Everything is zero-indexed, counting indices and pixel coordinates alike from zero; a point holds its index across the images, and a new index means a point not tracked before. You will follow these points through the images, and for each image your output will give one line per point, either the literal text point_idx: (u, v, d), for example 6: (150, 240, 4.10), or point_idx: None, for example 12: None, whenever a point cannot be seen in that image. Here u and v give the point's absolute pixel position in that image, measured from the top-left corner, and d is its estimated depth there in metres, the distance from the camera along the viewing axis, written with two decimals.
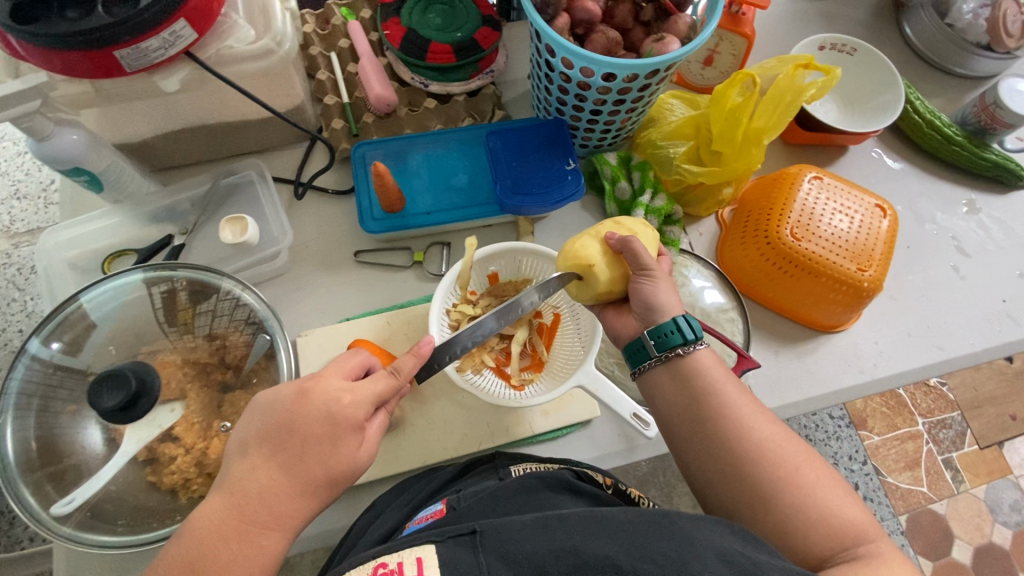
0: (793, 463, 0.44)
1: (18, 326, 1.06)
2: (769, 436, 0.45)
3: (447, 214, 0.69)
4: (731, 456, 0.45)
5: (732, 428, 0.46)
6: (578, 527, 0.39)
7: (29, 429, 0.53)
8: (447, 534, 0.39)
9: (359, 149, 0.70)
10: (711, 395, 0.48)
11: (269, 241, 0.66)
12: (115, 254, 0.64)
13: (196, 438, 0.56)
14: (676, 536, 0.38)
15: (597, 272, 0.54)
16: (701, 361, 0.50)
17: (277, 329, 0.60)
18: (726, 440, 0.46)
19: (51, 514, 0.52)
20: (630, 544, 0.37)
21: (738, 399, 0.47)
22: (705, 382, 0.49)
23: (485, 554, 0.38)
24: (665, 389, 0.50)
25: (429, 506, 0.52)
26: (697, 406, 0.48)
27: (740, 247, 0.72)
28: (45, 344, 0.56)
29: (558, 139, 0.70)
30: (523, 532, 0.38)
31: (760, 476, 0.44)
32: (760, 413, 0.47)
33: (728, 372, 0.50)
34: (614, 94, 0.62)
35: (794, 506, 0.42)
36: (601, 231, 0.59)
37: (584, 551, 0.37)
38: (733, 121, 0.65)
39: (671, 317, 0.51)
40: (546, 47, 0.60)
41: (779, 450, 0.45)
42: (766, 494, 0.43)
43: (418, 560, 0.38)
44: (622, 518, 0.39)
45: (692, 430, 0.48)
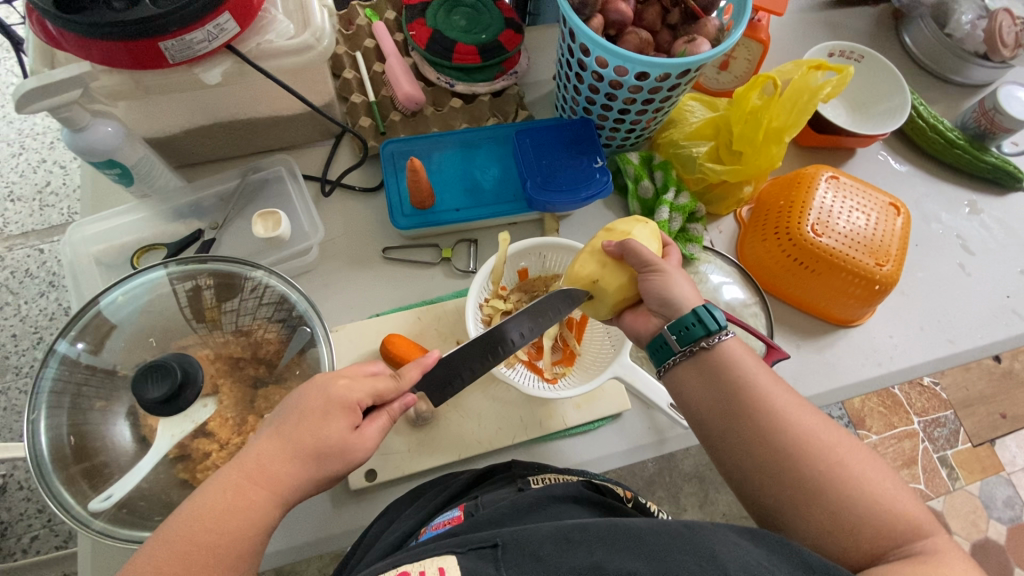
0: (836, 455, 0.43)
1: (12, 330, 1.05)
2: (810, 426, 0.45)
3: (475, 211, 0.70)
4: (770, 449, 0.44)
5: (767, 421, 0.45)
6: (600, 540, 0.39)
7: (62, 425, 0.52)
8: (469, 545, 0.41)
9: (388, 146, 0.71)
10: (744, 384, 0.47)
11: (300, 236, 0.66)
12: (145, 248, 0.63)
13: (231, 434, 0.55)
14: (699, 549, 0.38)
15: (600, 287, 0.55)
16: (730, 351, 0.48)
17: (316, 320, 0.59)
18: (764, 434, 0.45)
19: (91, 511, 0.50)
20: (655, 560, 0.38)
21: (770, 391, 0.46)
22: (740, 373, 0.47)
23: (506, 569, 0.38)
24: (692, 383, 0.49)
25: (446, 512, 0.52)
26: (730, 399, 0.47)
27: (761, 243, 0.74)
28: (73, 343, 0.55)
29: (584, 136, 0.72)
30: (544, 545, 0.39)
31: (804, 469, 0.43)
32: (798, 402, 0.46)
33: (762, 361, 0.49)
34: (644, 93, 0.63)
35: (840, 498, 0.42)
36: (596, 243, 0.58)
37: (608, 567, 0.38)
38: (755, 122, 0.68)
39: (690, 310, 0.49)
40: (579, 47, 0.61)
41: (822, 440, 0.44)
42: (811, 486, 0.42)
43: (440, 570, 0.39)
44: (643, 528, 0.40)
45: (727, 424, 0.47)
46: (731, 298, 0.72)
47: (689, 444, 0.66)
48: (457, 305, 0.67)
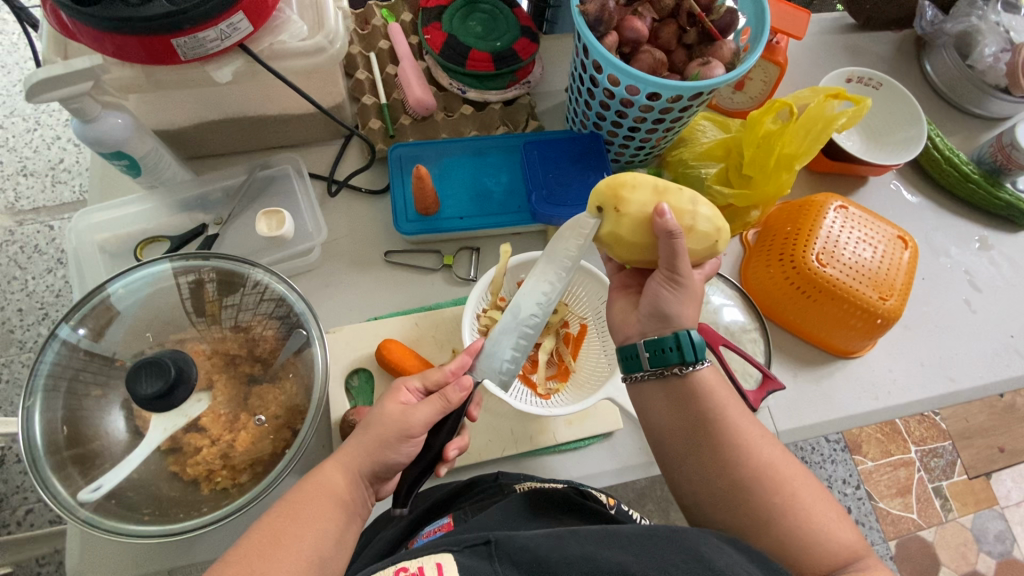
0: (791, 487, 0.45)
1: (18, 304, 1.07)
2: (767, 458, 0.46)
3: (478, 220, 0.70)
4: (727, 481, 0.45)
5: (730, 450, 0.46)
6: (590, 538, 0.40)
7: (57, 412, 0.53)
8: (464, 543, 0.40)
9: (396, 150, 0.71)
10: (713, 417, 0.47)
11: (304, 236, 0.66)
12: (149, 240, 0.63)
13: (223, 430, 0.55)
14: (686, 549, 0.39)
15: (612, 220, 0.51)
16: (705, 381, 0.48)
17: (313, 322, 0.60)
18: (723, 464, 0.46)
19: (80, 501, 0.50)
20: (642, 554, 0.39)
21: (738, 421, 0.47)
22: (707, 403, 0.47)
23: (500, 564, 0.39)
24: (661, 407, 0.49)
25: (436, 521, 0.52)
26: (697, 428, 0.47)
27: (765, 269, 0.73)
28: (74, 329, 0.56)
29: (592, 151, 0.71)
30: (537, 541, 0.40)
31: (757, 500, 0.44)
32: (761, 435, 0.47)
33: (730, 391, 0.49)
34: (655, 113, 0.63)
35: (790, 528, 0.43)
36: (667, 195, 0.50)
37: (598, 558, 0.39)
38: (766, 147, 0.67)
39: (674, 332, 0.49)
40: (592, 64, 0.61)
41: (776, 470, 0.45)
42: (763, 516, 0.44)
43: (438, 564, 0.39)
44: (632, 531, 0.41)
45: (688, 452, 0.47)
46: (727, 321, 0.72)
47: None
48: (455, 313, 0.67)
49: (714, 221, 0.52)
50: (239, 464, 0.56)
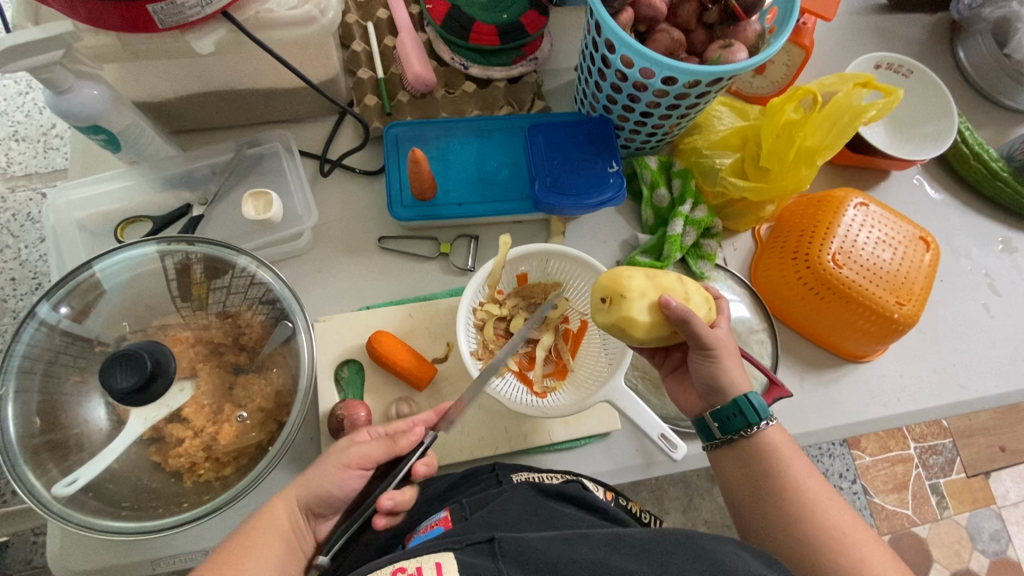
0: (861, 555, 0.45)
1: (11, 274, 1.04)
2: (835, 519, 0.46)
3: (478, 207, 0.66)
4: (795, 539, 0.46)
5: (798, 510, 0.47)
6: (602, 543, 0.39)
7: (31, 399, 0.50)
8: (466, 541, 0.38)
9: (392, 130, 0.67)
10: (781, 476, 0.48)
11: (293, 220, 0.63)
12: (129, 220, 0.60)
13: (206, 422, 0.53)
14: (704, 557, 0.38)
15: (624, 306, 0.49)
16: (770, 437, 0.50)
17: (298, 312, 0.57)
18: (790, 522, 0.47)
19: (53, 494, 0.49)
20: (657, 564, 0.38)
21: (806, 482, 0.48)
22: (776, 461, 0.49)
23: (505, 563, 0.37)
24: (729, 464, 0.51)
25: (432, 516, 0.49)
26: (762, 485, 0.48)
27: (776, 267, 0.70)
28: (54, 307, 0.53)
29: (601, 136, 0.67)
30: (544, 543, 0.38)
31: (826, 560, 0.45)
32: (830, 494, 0.48)
33: (798, 449, 0.50)
34: (670, 98, 0.58)
35: None
36: (663, 280, 0.51)
37: (611, 565, 0.37)
38: (786, 137, 0.63)
39: (733, 399, 0.50)
40: (604, 42, 0.56)
41: (847, 534, 0.46)
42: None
43: (438, 565, 0.37)
44: (643, 536, 0.40)
45: (755, 507, 0.49)
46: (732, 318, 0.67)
47: (675, 471, 0.63)
48: (450, 304, 0.65)
49: (705, 296, 0.53)
50: (222, 456, 0.54)
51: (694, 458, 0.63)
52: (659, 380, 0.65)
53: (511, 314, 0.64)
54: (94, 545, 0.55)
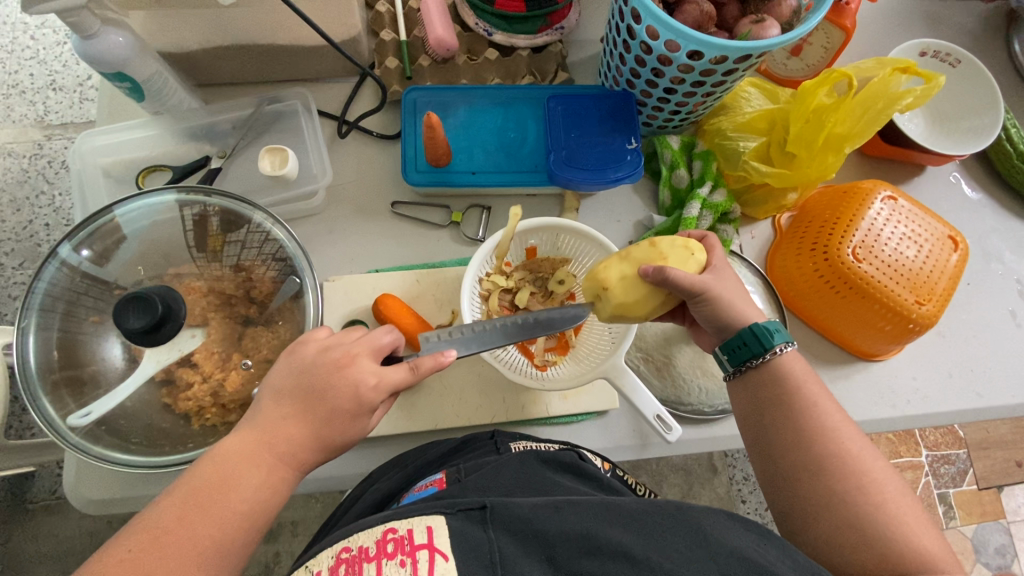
0: (869, 476, 0.44)
1: (45, 220, 1.08)
2: (844, 448, 0.45)
3: (492, 177, 0.66)
4: (799, 457, 0.46)
5: (808, 431, 0.46)
6: (591, 512, 0.39)
7: (51, 334, 0.53)
8: (457, 506, 0.39)
9: (411, 93, 0.67)
10: (795, 397, 0.48)
11: (308, 178, 0.64)
12: (150, 168, 0.62)
13: (215, 368, 0.55)
14: (692, 530, 0.38)
15: (611, 297, 0.52)
16: (786, 364, 0.49)
17: (307, 270, 0.58)
18: (799, 442, 0.46)
19: (70, 426, 0.51)
20: (644, 534, 0.38)
21: (820, 406, 0.47)
22: (790, 385, 0.49)
23: (495, 529, 0.37)
24: (739, 393, 0.52)
25: (429, 475, 0.50)
26: (772, 408, 0.48)
27: (794, 256, 0.68)
28: (75, 250, 0.55)
29: (622, 111, 0.65)
30: (534, 511, 0.38)
31: (825, 480, 0.44)
32: (844, 423, 0.47)
33: (817, 380, 0.49)
34: (695, 74, 0.56)
35: (859, 514, 0.43)
36: (634, 253, 0.53)
37: (598, 536, 0.37)
38: (816, 122, 0.60)
39: (738, 331, 0.51)
40: (631, 11, 0.54)
41: (853, 464, 0.45)
42: (824, 500, 0.44)
43: (428, 529, 0.37)
44: (634, 507, 0.40)
45: (760, 430, 0.49)
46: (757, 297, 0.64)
47: (671, 453, 0.63)
48: (458, 273, 0.65)
49: (682, 243, 0.52)
50: (228, 404, 0.56)
51: (690, 443, 0.63)
52: (662, 363, 0.64)
53: (517, 287, 0.64)
54: (107, 478, 0.58)
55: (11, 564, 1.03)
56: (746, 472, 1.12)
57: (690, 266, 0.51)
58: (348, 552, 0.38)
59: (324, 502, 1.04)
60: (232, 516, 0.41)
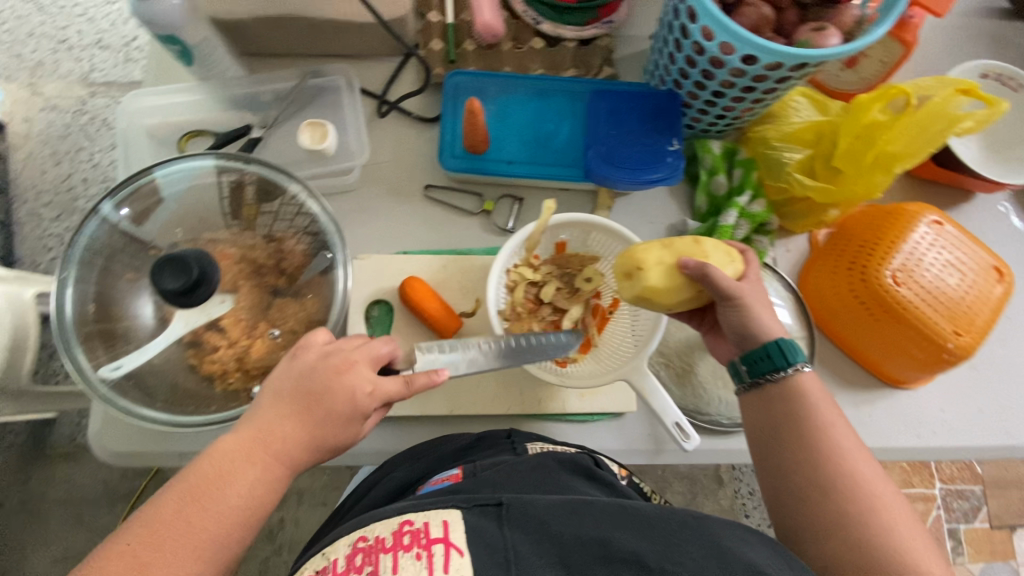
0: (879, 501, 0.44)
1: (82, 175, 1.11)
2: (855, 471, 0.45)
3: (528, 168, 0.65)
4: (809, 477, 0.46)
5: (819, 452, 0.46)
6: (606, 517, 0.39)
7: (89, 287, 0.54)
8: (473, 501, 0.40)
9: (454, 78, 0.66)
10: (808, 417, 0.47)
11: (346, 155, 0.64)
12: (194, 133, 0.63)
13: (241, 335, 0.56)
14: (708, 542, 0.38)
15: (643, 278, 0.51)
16: (801, 384, 0.49)
17: (339, 246, 0.59)
18: (810, 462, 0.46)
19: (100, 377, 0.53)
20: (660, 543, 0.38)
21: (833, 427, 0.47)
22: (804, 404, 0.48)
23: (510, 528, 0.38)
24: (750, 408, 0.51)
25: (445, 470, 0.50)
26: (785, 426, 0.48)
27: (828, 275, 0.66)
28: (116, 208, 0.56)
29: (665, 112, 0.64)
30: (549, 512, 0.39)
31: (835, 502, 0.44)
32: (856, 446, 0.47)
33: (831, 400, 0.49)
34: (746, 79, 0.55)
35: (867, 537, 0.43)
36: (676, 242, 0.52)
37: (612, 543, 0.37)
38: (866, 139, 0.59)
39: (762, 343, 0.49)
40: (687, 10, 0.53)
41: (864, 487, 0.45)
42: (832, 521, 0.44)
43: (444, 523, 0.38)
44: (651, 514, 0.40)
45: (772, 446, 0.48)
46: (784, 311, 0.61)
47: (683, 462, 0.62)
48: (485, 262, 0.65)
49: (725, 247, 0.52)
50: (252, 370, 0.57)
51: (704, 454, 0.62)
52: (683, 370, 0.64)
53: (544, 281, 0.63)
54: (129, 431, 0.60)
55: (27, 504, 1.07)
56: (752, 487, 1.11)
57: (730, 270, 0.51)
58: (364, 542, 0.38)
59: (330, 474, 1.05)
60: (244, 492, 0.43)
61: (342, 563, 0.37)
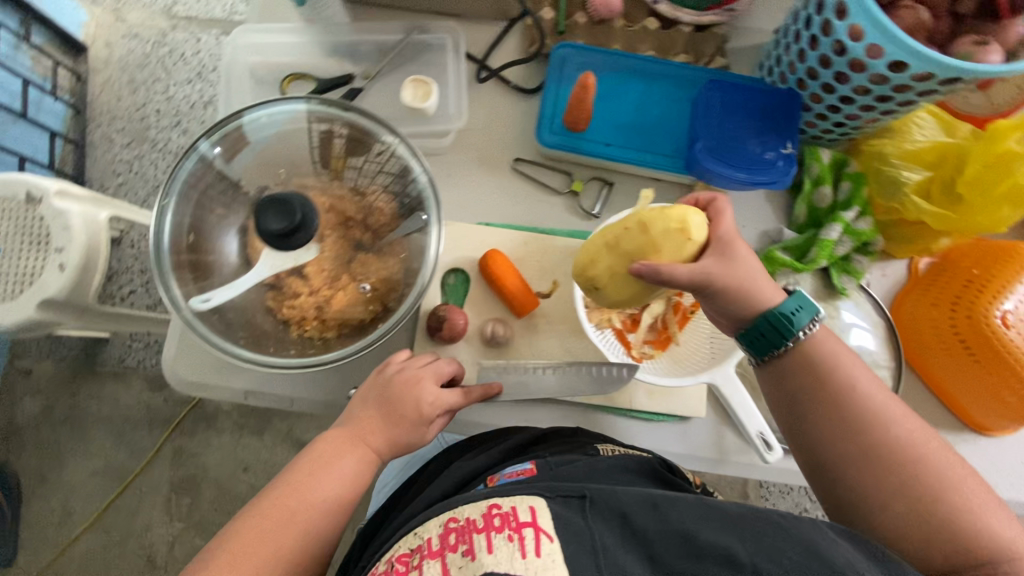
0: (928, 456, 0.42)
1: (157, 106, 1.12)
2: (894, 431, 0.43)
3: (626, 152, 0.63)
4: (850, 446, 0.43)
5: (854, 416, 0.44)
6: (691, 512, 0.38)
7: (185, 217, 0.54)
8: (557, 492, 0.40)
9: (561, 50, 0.64)
10: (836, 379, 0.45)
11: (444, 117, 0.63)
12: (296, 76, 0.62)
13: (323, 284, 0.56)
14: (802, 541, 0.35)
15: (603, 293, 0.52)
16: (819, 344, 0.46)
17: (434, 208, 0.57)
18: (848, 429, 0.44)
19: (189, 305, 0.53)
20: (750, 540, 0.36)
21: (863, 386, 0.45)
22: (828, 365, 0.46)
23: (595, 519, 0.38)
24: (772, 382, 0.48)
25: (517, 463, 0.50)
26: (815, 394, 0.45)
27: (927, 307, 0.62)
28: (212, 146, 0.56)
29: (782, 111, 0.60)
30: (632, 506, 0.39)
31: (882, 468, 0.42)
32: (890, 402, 0.44)
33: (851, 353, 0.47)
34: (886, 88, 0.51)
35: (925, 499, 0.40)
36: (620, 241, 0.50)
37: (698, 537, 0.36)
38: (999, 167, 0.55)
39: (754, 321, 0.47)
40: (836, 5, 0.50)
41: (908, 445, 0.42)
42: (885, 489, 0.42)
43: (531, 509, 0.39)
44: (738, 512, 0.38)
45: (804, 418, 0.46)
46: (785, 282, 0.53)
47: (744, 475, 0.61)
48: (567, 245, 0.63)
49: (674, 226, 0.46)
50: (329, 321, 0.57)
51: (770, 472, 0.60)
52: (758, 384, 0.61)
53: None
54: (201, 361, 0.61)
55: (73, 416, 1.12)
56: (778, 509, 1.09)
57: (684, 258, 0.46)
58: (456, 523, 0.40)
59: None
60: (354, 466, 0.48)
61: (435, 542, 0.39)
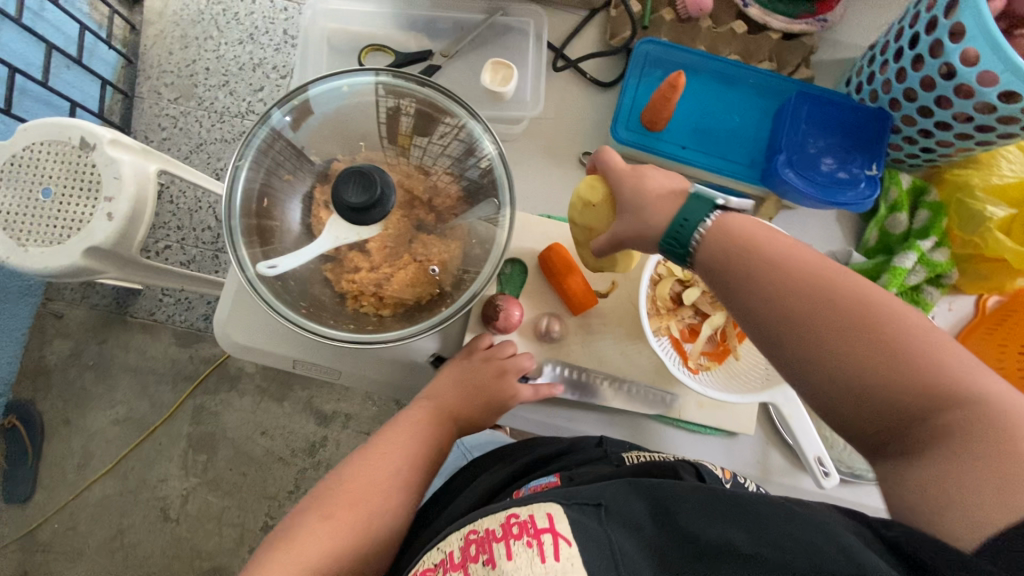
0: (881, 318, 0.34)
1: (207, 64, 1.11)
2: (836, 296, 0.36)
3: (701, 157, 0.61)
4: (784, 321, 0.37)
5: (787, 290, 0.37)
6: (693, 509, 0.36)
7: (254, 180, 0.54)
8: (573, 499, 0.37)
9: (644, 45, 0.62)
10: (762, 255, 0.39)
11: (518, 104, 0.62)
12: (374, 48, 0.61)
13: (384, 261, 0.55)
14: (811, 530, 0.32)
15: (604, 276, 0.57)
16: (732, 227, 0.40)
17: (507, 197, 0.56)
18: (784, 307, 0.37)
19: (255, 269, 0.52)
20: (755, 530, 0.33)
21: (794, 256, 0.38)
22: (748, 239, 0.39)
23: (611, 526, 0.35)
24: (706, 270, 0.41)
25: (541, 478, 0.49)
26: (746, 274, 0.39)
27: (992, 348, 0.60)
28: (282, 117, 0.55)
29: (866, 130, 0.59)
30: (642, 514, 0.36)
31: (822, 339, 0.35)
32: (831, 268, 0.37)
33: (766, 226, 0.41)
34: (991, 117, 0.49)
35: (878, 367, 0.34)
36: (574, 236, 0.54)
37: (701, 536, 0.34)
38: None
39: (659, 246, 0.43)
40: (952, 27, 0.48)
41: (856, 309, 0.35)
42: (839, 366, 0.35)
43: (549, 516, 0.35)
44: (746, 505, 0.35)
45: (740, 304, 0.39)
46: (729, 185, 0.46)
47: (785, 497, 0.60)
48: None
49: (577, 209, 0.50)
50: (386, 298, 0.56)
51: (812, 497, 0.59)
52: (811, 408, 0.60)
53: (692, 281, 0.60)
54: (254, 325, 0.61)
55: (98, 363, 1.13)
56: None
57: (603, 224, 0.48)
58: (476, 534, 0.37)
59: None
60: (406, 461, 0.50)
61: (457, 555, 0.37)
